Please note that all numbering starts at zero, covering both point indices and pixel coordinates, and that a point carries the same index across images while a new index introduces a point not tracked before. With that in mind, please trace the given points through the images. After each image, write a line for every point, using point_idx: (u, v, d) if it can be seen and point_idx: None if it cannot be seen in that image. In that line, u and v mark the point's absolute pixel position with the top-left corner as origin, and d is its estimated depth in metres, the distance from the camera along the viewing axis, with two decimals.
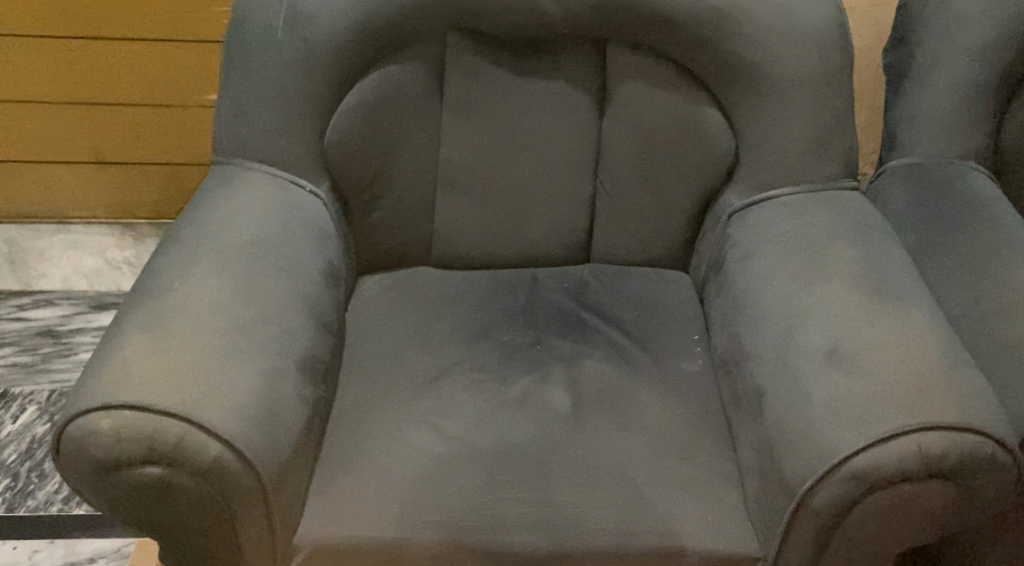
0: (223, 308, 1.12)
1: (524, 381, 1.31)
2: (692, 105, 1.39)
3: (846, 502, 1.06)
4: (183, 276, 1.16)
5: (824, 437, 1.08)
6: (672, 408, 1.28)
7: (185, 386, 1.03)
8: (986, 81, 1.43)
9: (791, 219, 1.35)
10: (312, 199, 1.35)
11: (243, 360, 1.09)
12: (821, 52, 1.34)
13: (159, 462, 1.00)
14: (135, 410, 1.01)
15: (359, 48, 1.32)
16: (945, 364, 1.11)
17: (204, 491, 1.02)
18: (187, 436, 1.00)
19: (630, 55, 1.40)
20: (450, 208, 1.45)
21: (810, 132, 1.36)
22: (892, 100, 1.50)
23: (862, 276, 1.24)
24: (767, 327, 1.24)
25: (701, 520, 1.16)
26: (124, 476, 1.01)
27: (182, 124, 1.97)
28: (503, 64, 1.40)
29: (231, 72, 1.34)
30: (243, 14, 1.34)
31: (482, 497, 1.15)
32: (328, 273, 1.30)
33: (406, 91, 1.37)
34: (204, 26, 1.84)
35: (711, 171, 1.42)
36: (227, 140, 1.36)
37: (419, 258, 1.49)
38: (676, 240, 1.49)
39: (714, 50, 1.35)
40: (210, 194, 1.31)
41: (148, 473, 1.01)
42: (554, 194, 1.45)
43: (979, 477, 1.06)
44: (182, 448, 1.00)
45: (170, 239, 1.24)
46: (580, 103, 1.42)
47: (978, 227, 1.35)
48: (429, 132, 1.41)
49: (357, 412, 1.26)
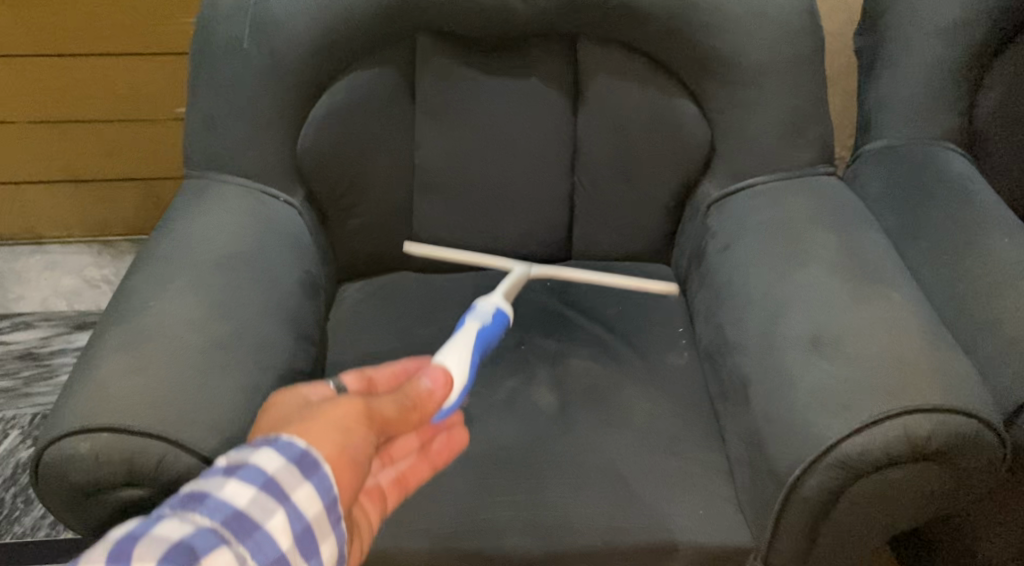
0: (201, 324, 1.11)
1: (509, 382, 1.30)
2: (665, 99, 1.39)
3: (835, 488, 1.06)
4: (159, 292, 1.14)
5: (810, 425, 1.08)
6: (662, 403, 1.28)
7: (164, 404, 1.02)
8: (957, 60, 1.43)
9: (767, 208, 1.34)
10: (287, 208, 1.34)
11: (222, 375, 1.07)
12: (791, 38, 1.34)
13: (142, 484, 1.00)
14: (111, 433, 1.00)
15: (329, 54, 1.31)
16: (927, 346, 1.11)
17: None
18: (167, 457, 0.99)
19: (602, 50, 1.39)
20: (429, 212, 1.44)
21: (781, 123, 1.36)
22: (865, 83, 1.50)
23: (840, 260, 1.24)
24: (749, 316, 1.24)
25: (691, 513, 1.15)
26: (105, 498, 1.01)
27: (152, 139, 1.95)
28: (475, 64, 1.39)
29: (199, 84, 1.33)
30: (208, 25, 1.32)
31: (475, 501, 1.15)
32: (307, 283, 1.29)
33: (378, 96, 1.36)
34: (167, 39, 1.82)
35: (688, 163, 1.42)
36: (198, 153, 1.34)
37: (400, 263, 1.48)
38: (657, 233, 1.49)
39: (686, 41, 1.34)
40: (184, 207, 1.30)
41: (129, 495, 1.00)
42: (531, 193, 1.45)
43: (967, 457, 1.06)
44: (163, 469, 0.99)
45: (143, 255, 1.23)
46: (554, 99, 1.41)
47: (956, 207, 1.36)
48: (404, 138, 1.40)
49: None
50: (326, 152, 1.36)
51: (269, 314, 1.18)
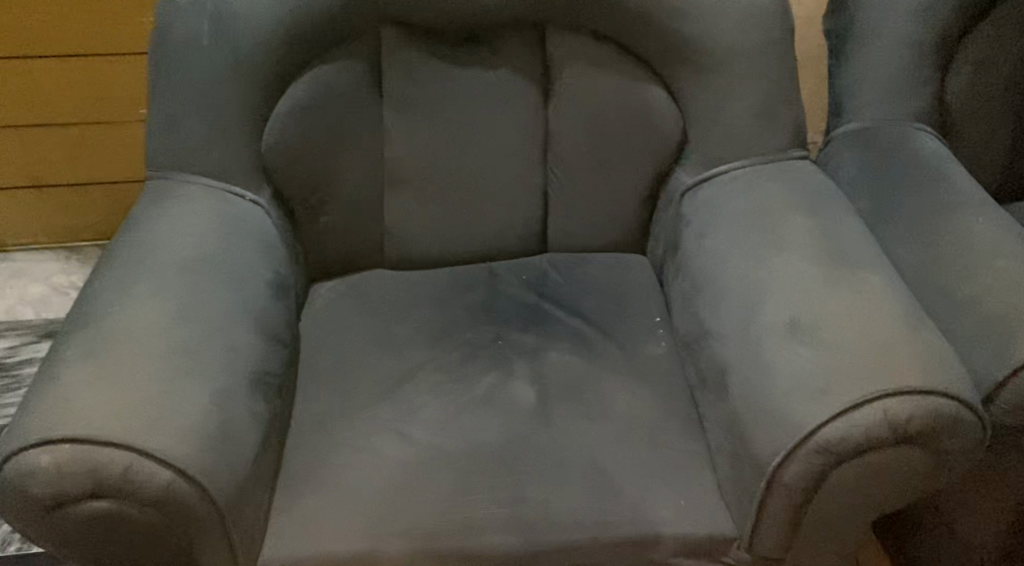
0: (167, 328, 1.09)
1: (486, 378, 1.28)
2: (635, 87, 1.38)
3: (817, 474, 1.05)
4: (123, 297, 1.12)
5: (789, 412, 1.07)
6: (641, 394, 1.26)
7: (130, 412, 0.99)
8: (926, 39, 1.43)
9: (741, 194, 1.33)
10: (253, 208, 1.32)
11: (189, 380, 1.05)
12: (760, 21, 1.33)
13: (107, 496, 0.97)
14: (75, 443, 0.97)
15: (292, 49, 1.29)
16: (905, 328, 1.11)
17: (156, 518, 0.98)
18: (134, 466, 0.97)
19: (571, 38, 1.37)
20: (400, 208, 1.42)
21: (752, 108, 1.35)
22: (835, 66, 1.50)
23: (815, 244, 1.23)
24: (726, 303, 1.23)
25: (674, 505, 1.14)
26: (70, 511, 0.98)
27: (114, 142, 1.90)
28: (442, 55, 1.37)
29: (158, 83, 1.30)
30: (166, 22, 1.29)
31: (454, 501, 1.13)
32: (276, 284, 1.27)
33: (345, 90, 1.34)
34: (126, 39, 1.78)
35: (660, 151, 1.40)
36: (160, 154, 1.32)
37: (372, 261, 1.46)
38: (632, 223, 1.47)
39: (654, 27, 1.33)
40: (147, 209, 1.27)
41: (94, 508, 0.97)
42: (502, 185, 1.43)
43: (947, 438, 1.05)
44: (129, 479, 0.96)
45: (106, 260, 1.20)
46: (524, 90, 1.40)
47: (930, 188, 1.35)
48: (372, 133, 1.38)
49: (318, 424, 1.22)
50: (292, 150, 1.33)
51: (237, 317, 1.16)
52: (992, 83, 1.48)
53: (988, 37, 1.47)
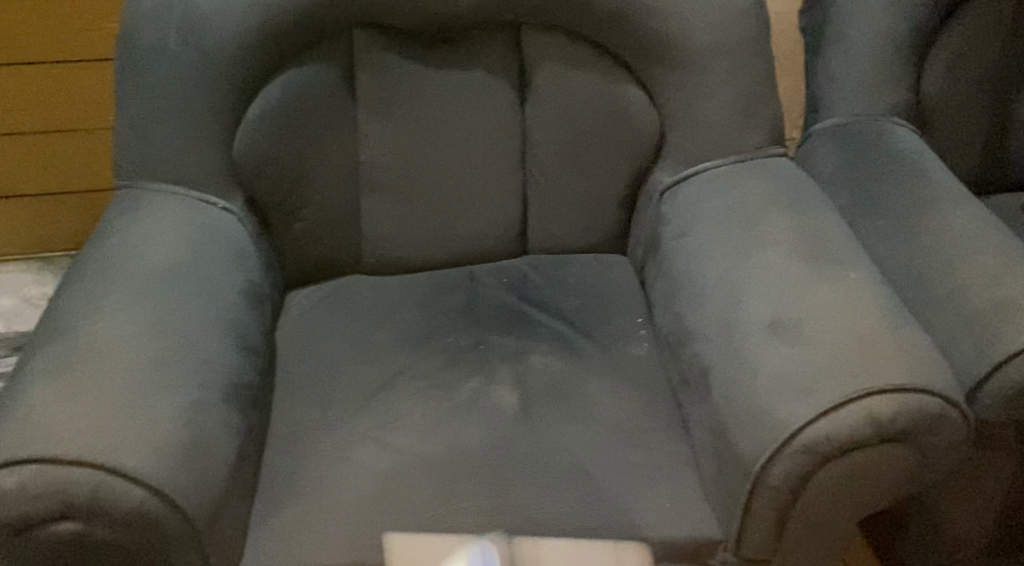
0: (136, 341, 1.07)
1: (467, 383, 1.26)
2: (612, 86, 1.36)
3: (802, 475, 1.04)
4: (91, 310, 1.10)
5: (773, 412, 1.06)
6: (624, 396, 1.25)
7: (100, 429, 0.97)
8: (903, 33, 1.42)
9: (720, 192, 1.32)
10: (225, 215, 1.30)
11: (161, 394, 1.03)
12: (736, 18, 1.32)
13: (76, 518, 0.95)
14: (40, 463, 0.94)
15: (262, 53, 1.27)
16: (887, 325, 1.10)
17: (127, 539, 0.96)
18: (103, 485, 0.94)
19: (546, 38, 1.36)
20: (376, 212, 1.40)
21: (730, 105, 1.33)
22: (811, 62, 1.49)
23: (795, 241, 1.22)
24: (707, 303, 1.22)
25: (659, 509, 1.13)
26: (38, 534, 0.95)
27: (82, 150, 1.87)
28: (415, 57, 1.35)
29: (125, 90, 1.27)
30: (131, 28, 1.26)
31: (437, 509, 1.11)
32: (250, 293, 1.25)
33: (317, 94, 1.32)
34: (91, 45, 1.75)
35: (639, 150, 1.39)
36: (129, 162, 1.29)
37: (350, 267, 1.44)
38: (612, 223, 1.46)
39: (629, 25, 1.31)
40: (117, 219, 1.25)
41: (63, 530, 0.95)
42: (479, 187, 1.41)
43: (931, 435, 1.04)
44: (98, 499, 0.94)
45: (75, 273, 1.17)
46: (500, 90, 1.38)
47: (909, 183, 1.35)
48: (346, 137, 1.36)
49: (297, 435, 1.20)
50: (265, 156, 1.31)
51: (210, 328, 1.14)
52: (968, 75, 1.48)
53: (965, 29, 1.45)
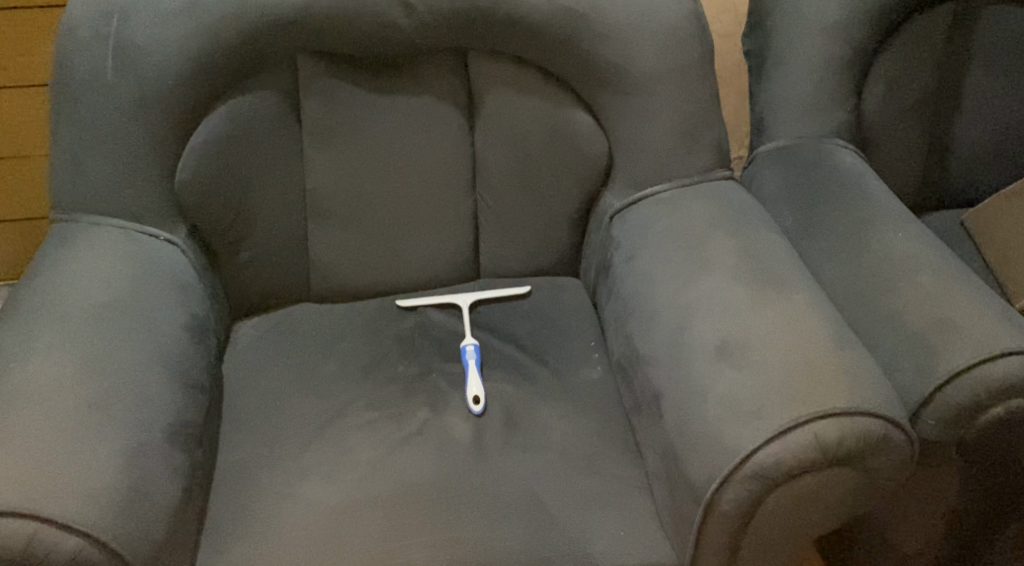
0: (71, 385, 1.06)
1: (418, 413, 1.25)
2: (559, 112, 1.36)
3: (752, 500, 1.04)
4: (26, 351, 1.08)
5: (722, 436, 1.06)
6: (577, 422, 1.24)
7: (33, 479, 0.96)
8: (843, 57, 1.44)
9: (666, 216, 1.33)
10: (166, 246, 1.28)
11: (100, 437, 1.02)
12: (679, 43, 1.32)
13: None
14: None
15: (202, 83, 1.25)
16: (834, 346, 1.11)
17: None
18: (38, 535, 0.94)
19: (492, 63, 1.35)
20: (323, 240, 1.38)
21: (676, 130, 1.34)
22: (755, 85, 1.51)
23: (743, 263, 1.22)
24: (657, 326, 1.22)
25: (613, 536, 1.12)
26: None
27: (17, 177, 1.80)
28: (361, 83, 1.34)
29: (61, 121, 1.25)
30: (67, 57, 1.24)
31: (387, 544, 1.09)
32: (191, 327, 1.23)
33: (261, 123, 1.30)
34: (22, 70, 1.67)
35: (587, 174, 1.39)
36: (66, 194, 1.26)
37: (298, 296, 1.42)
38: (562, 247, 1.46)
39: (574, 51, 1.32)
40: (53, 253, 1.22)
41: None
42: (428, 214, 1.40)
43: (878, 457, 1.05)
44: (32, 552, 0.94)
45: (9, 310, 1.15)
46: (447, 117, 1.37)
47: (853, 204, 1.36)
48: (290, 165, 1.34)
49: (244, 471, 1.18)
50: (207, 186, 1.29)
51: (150, 365, 1.13)
52: (908, 97, 1.50)
53: (904, 52, 1.48)
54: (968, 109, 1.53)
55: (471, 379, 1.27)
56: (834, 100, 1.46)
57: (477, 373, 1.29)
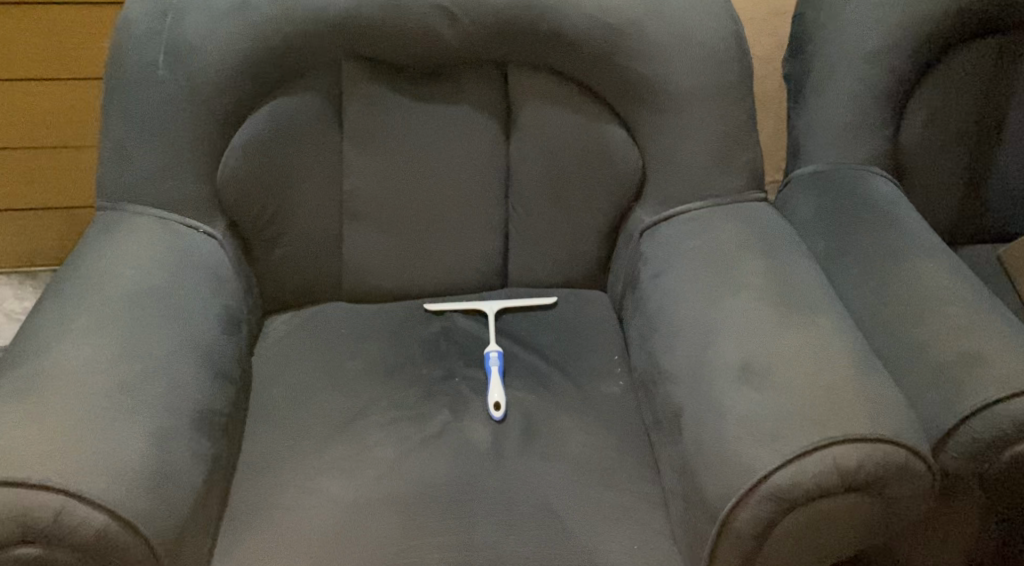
0: (106, 367, 1.09)
1: (439, 415, 1.27)
2: (595, 127, 1.38)
3: (766, 522, 1.05)
4: (65, 332, 1.12)
5: (740, 456, 1.07)
6: (595, 435, 1.26)
7: (64, 456, 0.99)
8: (882, 86, 1.45)
9: (696, 235, 1.34)
10: (205, 239, 1.31)
11: (130, 419, 1.05)
12: (718, 64, 1.34)
13: (36, 541, 0.97)
14: (5, 485, 0.97)
15: (247, 82, 1.28)
16: (857, 373, 1.12)
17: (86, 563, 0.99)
18: (65, 510, 0.97)
19: (532, 76, 1.37)
20: (357, 241, 1.41)
21: (709, 150, 1.35)
22: (792, 110, 1.52)
23: (770, 287, 1.23)
24: (681, 344, 1.23)
25: (626, 548, 1.13)
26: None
27: (66, 166, 1.84)
28: (402, 90, 1.36)
29: (111, 113, 1.29)
30: (121, 51, 1.28)
31: (402, 542, 1.11)
32: (224, 318, 1.26)
33: (304, 123, 1.33)
34: (79, 62, 1.72)
35: (620, 190, 1.41)
36: (111, 183, 1.30)
37: (329, 294, 1.45)
38: (591, 260, 1.47)
39: (614, 68, 1.33)
40: (96, 240, 1.26)
41: (24, 553, 0.97)
42: (460, 221, 1.42)
43: (896, 484, 1.06)
44: (60, 523, 0.96)
45: (51, 293, 1.19)
46: (484, 126, 1.39)
47: (883, 232, 1.37)
48: (329, 166, 1.36)
49: (266, 462, 1.21)
50: (247, 182, 1.32)
51: (182, 354, 1.16)
52: (947, 128, 1.50)
53: (945, 83, 1.48)
54: (1008, 144, 1.53)
55: (493, 387, 1.29)
56: (870, 129, 1.47)
57: (499, 382, 1.30)
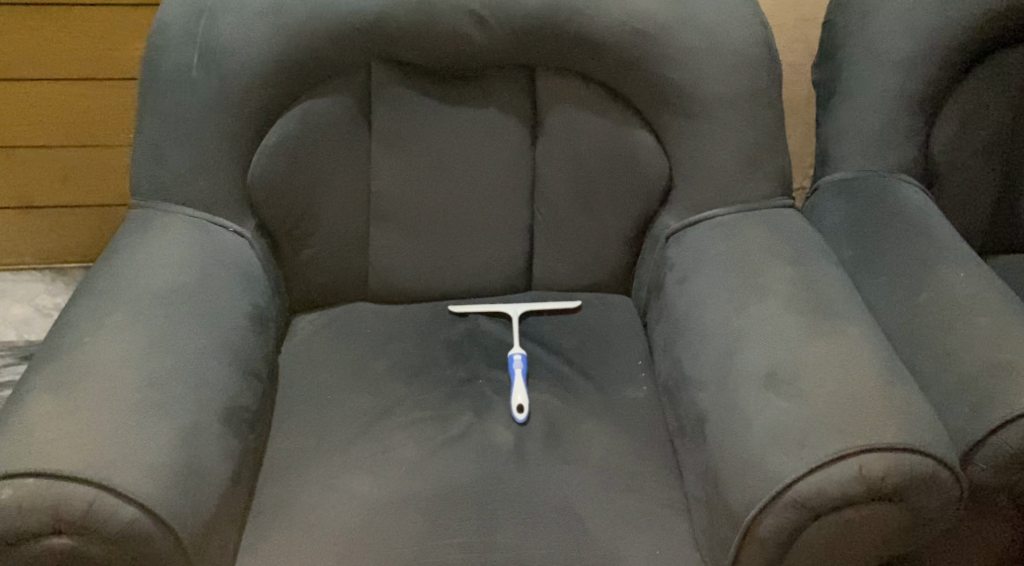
0: (136, 362, 1.10)
1: (463, 417, 1.27)
2: (623, 131, 1.38)
3: (790, 530, 1.04)
4: (98, 328, 1.14)
5: (764, 463, 1.07)
6: (619, 439, 1.26)
7: (95, 449, 1.01)
8: (913, 93, 1.44)
9: (723, 241, 1.34)
10: (234, 238, 1.32)
11: (159, 415, 1.07)
12: (747, 70, 1.33)
13: (66, 533, 0.98)
14: (37, 477, 0.98)
15: (279, 83, 1.29)
16: (883, 381, 1.11)
17: (114, 555, 1.00)
18: (95, 502, 0.98)
19: (560, 80, 1.37)
20: (385, 243, 1.42)
21: (736, 156, 1.35)
22: (821, 116, 1.51)
23: (796, 294, 1.23)
24: (706, 349, 1.23)
25: (647, 552, 1.13)
26: (29, 548, 0.99)
27: (101, 165, 1.87)
28: (430, 93, 1.36)
29: (146, 113, 1.31)
30: (155, 52, 1.30)
31: (425, 542, 1.12)
32: (252, 316, 1.27)
33: (334, 125, 1.34)
34: (116, 63, 1.75)
35: (647, 194, 1.41)
36: (145, 182, 1.32)
37: (356, 294, 1.46)
38: (616, 264, 1.47)
39: (642, 72, 1.33)
40: (129, 237, 1.28)
41: (54, 544, 0.98)
42: (487, 223, 1.43)
43: (923, 495, 1.05)
44: (91, 515, 0.98)
45: (85, 289, 1.21)
46: (512, 129, 1.39)
47: (911, 241, 1.36)
48: (357, 167, 1.38)
49: (292, 460, 1.22)
50: (278, 182, 1.34)
51: (211, 351, 1.17)
52: (978, 136, 1.49)
53: (977, 92, 1.47)
54: None
55: (517, 390, 1.29)
56: (900, 136, 1.46)
57: (523, 384, 1.31)
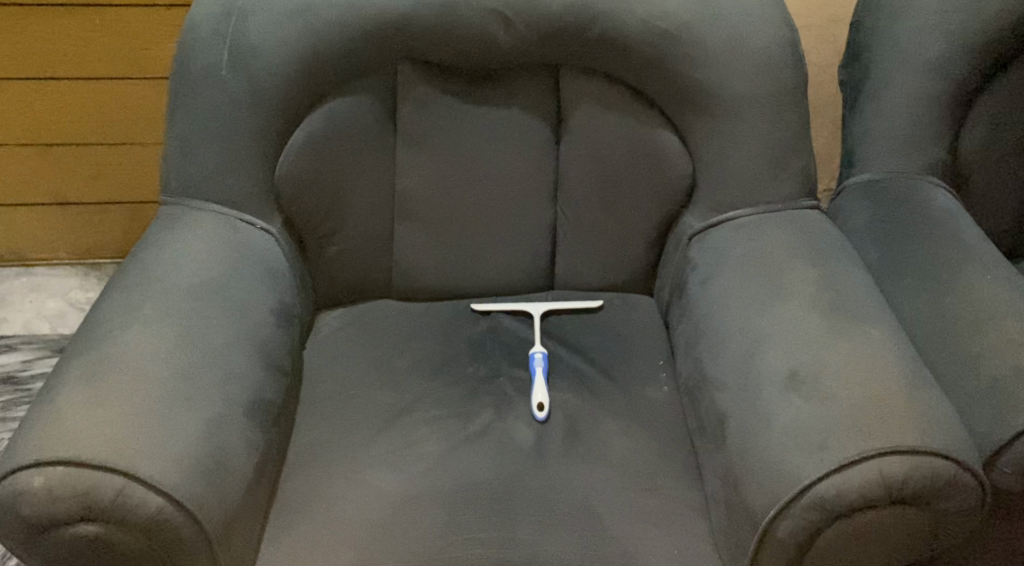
0: (165, 355, 1.13)
1: (484, 414, 1.28)
2: (647, 133, 1.39)
3: (809, 530, 1.05)
4: (129, 320, 1.16)
5: (783, 464, 1.07)
6: (639, 439, 1.27)
7: (124, 439, 1.03)
8: (939, 95, 1.43)
9: (747, 242, 1.34)
10: (262, 234, 1.35)
11: (187, 407, 1.09)
12: (772, 71, 1.34)
13: (94, 521, 1.00)
14: (68, 465, 1.01)
15: (307, 81, 1.31)
16: (906, 384, 1.11)
17: (140, 544, 1.02)
18: (123, 492, 1.00)
19: (585, 80, 1.38)
20: (410, 241, 1.44)
21: (760, 158, 1.36)
22: (847, 117, 1.51)
23: (819, 295, 1.23)
24: (728, 350, 1.24)
25: (664, 552, 1.14)
26: (58, 535, 1.01)
27: (133, 161, 1.90)
28: (456, 93, 1.38)
29: (177, 110, 1.33)
30: (187, 50, 1.32)
31: (443, 538, 1.13)
32: (279, 311, 1.29)
33: (361, 124, 1.36)
34: (148, 62, 1.77)
35: (670, 195, 1.41)
36: (176, 179, 1.35)
37: (381, 291, 1.48)
38: (639, 264, 1.48)
39: (667, 73, 1.34)
40: (160, 233, 1.30)
41: (83, 532, 1.01)
42: (510, 222, 1.44)
43: (946, 500, 1.05)
44: (118, 504, 1.00)
45: (116, 283, 1.23)
46: (536, 129, 1.40)
47: (935, 243, 1.36)
48: (384, 166, 1.39)
49: (316, 453, 1.24)
50: (306, 180, 1.36)
51: (239, 346, 1.19)
52: (1006, 139, 1.48)
53: (1005, 95, 1.46)
54: None
55: (537, 388, 1.30)
56: (925, 138, 1.45)
57: (543, 382, 1.32)
